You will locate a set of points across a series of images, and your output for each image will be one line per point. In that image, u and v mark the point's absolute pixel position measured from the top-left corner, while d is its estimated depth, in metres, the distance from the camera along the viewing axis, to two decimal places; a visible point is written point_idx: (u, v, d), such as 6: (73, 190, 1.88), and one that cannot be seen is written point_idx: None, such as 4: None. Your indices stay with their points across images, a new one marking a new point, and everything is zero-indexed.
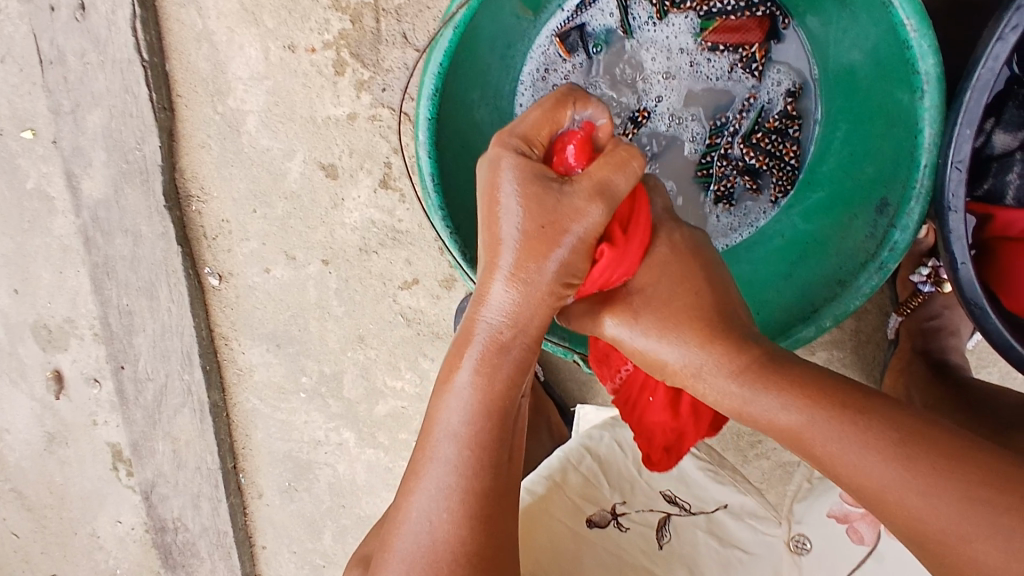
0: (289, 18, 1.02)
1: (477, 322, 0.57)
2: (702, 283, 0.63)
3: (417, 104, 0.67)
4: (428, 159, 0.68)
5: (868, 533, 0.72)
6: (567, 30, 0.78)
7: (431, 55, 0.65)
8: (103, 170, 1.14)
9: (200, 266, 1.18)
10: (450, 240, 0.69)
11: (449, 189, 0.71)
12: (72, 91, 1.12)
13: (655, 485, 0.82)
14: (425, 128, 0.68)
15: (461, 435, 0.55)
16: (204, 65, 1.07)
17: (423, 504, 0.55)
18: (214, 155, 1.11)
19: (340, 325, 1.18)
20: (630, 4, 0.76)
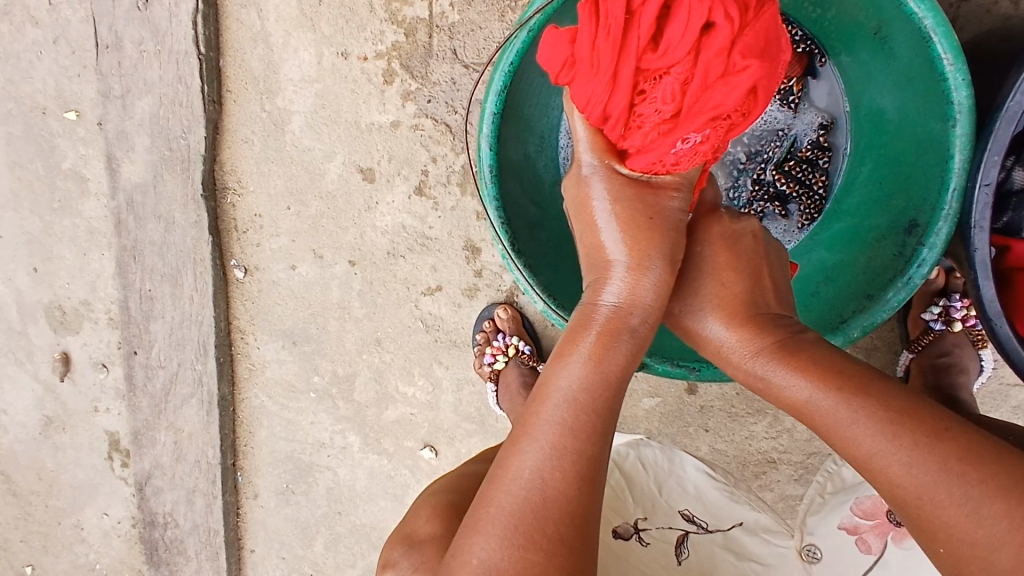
0: (346, 27, 1.07)
1: (591, 308, 0.63)
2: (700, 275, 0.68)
3: (483, 98, 0.73)
4: (488, 151, 0.75)
5: (874, 543, 0.80)
6: None
7: (503, 54, 0.70)
8: (144, 156, 1.18)
9: (228, 257, 1.21)
10: (501, 229, 0.76)
11: (506, 184, 0.79)
12: (124, 77, 1.15)
13: (676, 503, 0.84)
14: (489, 121, 0.74)
15: (572, 397, 0.57)
16: (257, 64, 1.11)
17: (532, 457, 0.55)
18: (255, 150, 1.15)
19: (358, 326, 1.20)
20: None
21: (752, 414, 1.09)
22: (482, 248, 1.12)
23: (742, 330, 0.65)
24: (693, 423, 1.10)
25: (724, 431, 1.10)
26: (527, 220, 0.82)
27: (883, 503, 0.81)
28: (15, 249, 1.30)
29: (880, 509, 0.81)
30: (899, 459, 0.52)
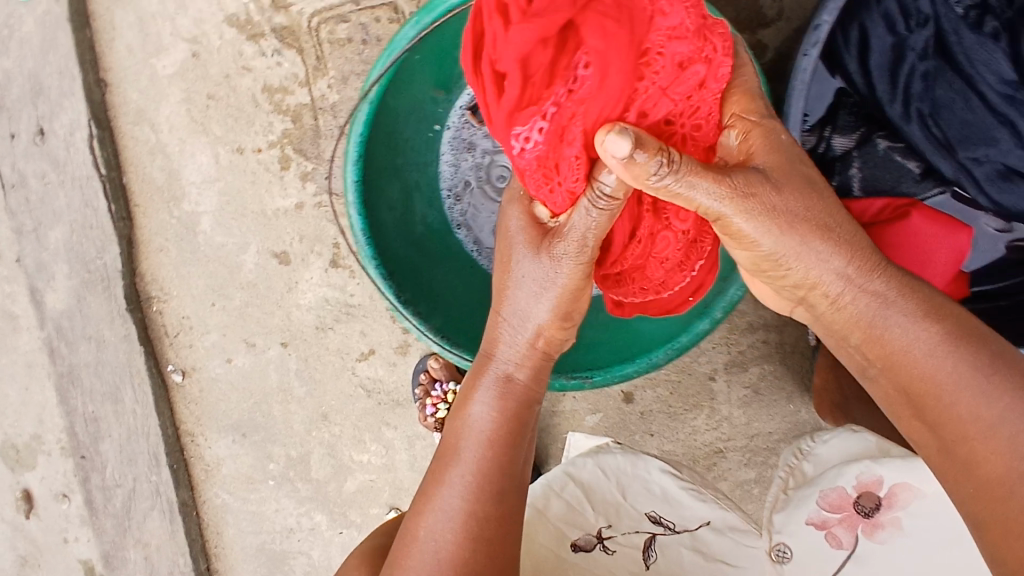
0: (235, 125, 1.11)
1: (489, 362, 0.77)
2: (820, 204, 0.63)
3: (343, 170, 0.74)
4: (358, 216, 0.76)
5: (845, 537, 0.78)
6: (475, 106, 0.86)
7: (353, 127, 0.74)
8: (64, 283, 1.19)
9: (164, 364, 1.23)
10: (387, 288, 0.75)
11: (384, 247, 0.79)
12: (34, 212, 1.16)
13: (641, 506, 0.86)
14: (353, 190, 0.75)
15: (474, 450, 0.72)
16: (158, 175, 1.15)
17: (449, 499, 0.69)
18: (171, 257, 1.18)
19: (303, 405, 1.22)
20: None
21: (689, 409, 1.12)
22: None
23: (856, 276, 0.62)
24: (638, 430, 1.14)
25: (669, 432, 1.13)
26: (411, 276, 0.81)
27: (851, 495, 0.79)
28: None
29: (847, 501, 0.79)
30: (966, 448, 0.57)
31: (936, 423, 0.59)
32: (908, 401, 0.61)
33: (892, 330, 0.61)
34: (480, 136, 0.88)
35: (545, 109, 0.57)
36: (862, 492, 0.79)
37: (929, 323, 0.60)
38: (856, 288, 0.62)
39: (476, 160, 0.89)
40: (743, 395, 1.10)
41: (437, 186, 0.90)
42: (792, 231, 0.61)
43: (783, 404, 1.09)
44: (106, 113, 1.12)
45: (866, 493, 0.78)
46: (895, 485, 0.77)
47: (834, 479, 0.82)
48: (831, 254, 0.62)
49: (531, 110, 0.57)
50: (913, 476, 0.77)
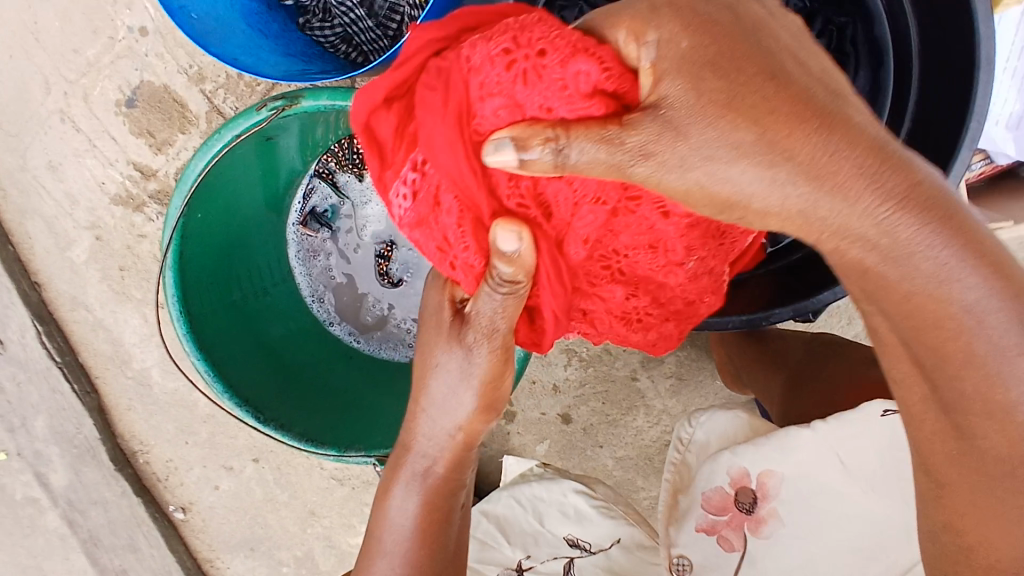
0: (150, 284, 1.22)
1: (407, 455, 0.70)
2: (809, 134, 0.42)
3: (171, 328, 0.76)
4: (201, 361, 0.78)
5: (735, 539, 0.76)
6: (305, 218, 0.92)
7: (165, 284, 0.75)
8: (61, 461, 1.32)
9: (165, 506, 1.34)
10: (243, 414, 0.80)
11: (235, 376, 0.82)
12: (16, 409, 1.29)
13: (559, 531, 0.91)
14: (188, 343, 0.76)
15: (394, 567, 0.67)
16: (105, 346, 1.26)
17: None
18: (139, 412, 1.29)
19: (291, 508, 1.31)
20: (337, 179, 0.91)
21: (626, 412, 1.14)
22: None
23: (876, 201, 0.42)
24: (586, 445, 1.16)
25: (616, 440, 1.15)
26: (270, 390, 0.85)
27: (729, 492, 0.78)
28: None
29: (728, 500, 0.78)
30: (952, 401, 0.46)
31: (940, 376, 0.46)
32: (905, 336, 0.46)
33: (915, 263, 0.43)
34: (321, 241, 0.94)
35: (401, 169, 0.58)
36: (738, 489, 0.78)
37: (968, 269, 0.43)
38: (857, 219, 0.43)
39: (325, 262, 0.95)
40: (670, 384, 1.12)
41: (300, 295, 0.96)
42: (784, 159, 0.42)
43: (710, 382, 1.11)
44: (46, 310, 1.24)
45: (741, 488, 0.78)
46: (763, 474, 0.78)
47: (709, 478, 0.81)
48: (809, 193, 0.43)
49: (389, 173, 0.59)
50: (776, 461, 0.77)
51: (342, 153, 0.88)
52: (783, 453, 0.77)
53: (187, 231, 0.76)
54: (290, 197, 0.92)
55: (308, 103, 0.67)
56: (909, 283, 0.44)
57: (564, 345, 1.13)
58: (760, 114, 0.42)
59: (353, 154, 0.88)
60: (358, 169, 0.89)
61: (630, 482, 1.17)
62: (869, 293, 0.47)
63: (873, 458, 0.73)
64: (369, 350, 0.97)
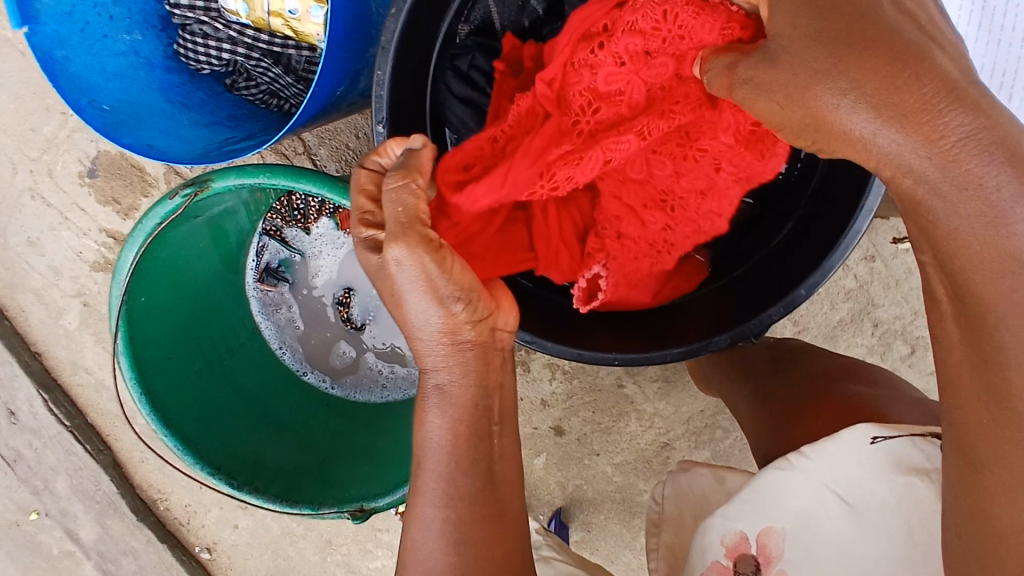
0: None
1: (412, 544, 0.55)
2: (882, 56, 0.42)
3: (133, 407, 0.77)
4: (167, 435, 0.78)
5: None
6: (261, 275, 0.95)
7: (121, 366, 0.77)
8: (87, 516, 1.37)
9: (191, 547, 1.38)
10: (217, 480, 0.80)
11: (207, 444, 0.83)
12: (38, 472, 1.35)
13: None
14: (151, 419, 0.78)
15: None
16: (110, 404, 1.31)
17: None
18: (153, 462, 1.34)
19: (309, 540, 1.34)
20: (286, 235, 0.93)
21: (618, 419, 1.13)
22: None
23: (917, 120, 0.41)
24: (583, 455, 1.16)
25: (611, 446, 1.15)
26: (245, 455, 0.86)
27: (727, 565, 0.69)
28: None
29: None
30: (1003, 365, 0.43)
31: (977, 340, 0.44)
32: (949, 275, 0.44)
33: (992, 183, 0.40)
34: (281, 294, 0.96)
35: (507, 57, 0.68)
36: (737, 558, 0.69)
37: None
38: (912, 137, 0.41)
39: (288, 315, 0.97)
40: (658, 387, 1.11)
41: (269, 349, 0.97)
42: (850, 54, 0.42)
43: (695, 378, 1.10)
44: (49, 377, 1.31)
45: (741, 558, 0.68)
46: (762, 535, 0.68)
47: (701, 553, 0.72)
48: (855, 108, 0.42)
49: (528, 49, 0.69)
50: (772, 517, 0.68)
51: (286, 211, 0.92)
52: (774, 503, 0.68)
53: (134, 310, 0.78)
54: (245, 258, 0.95)
55: (219, 185, 0.71)
56: (926, 196, 0.42)
57: (546, 360, 1.14)
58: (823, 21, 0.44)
59: (297, 210, 0.91)
60: (305, 223, 0.92)
61: (633, 487, 1.16)
62: (918, 233, 0.45)
63: (877, 488, 0.65)
64: (342, 394, 0.97)
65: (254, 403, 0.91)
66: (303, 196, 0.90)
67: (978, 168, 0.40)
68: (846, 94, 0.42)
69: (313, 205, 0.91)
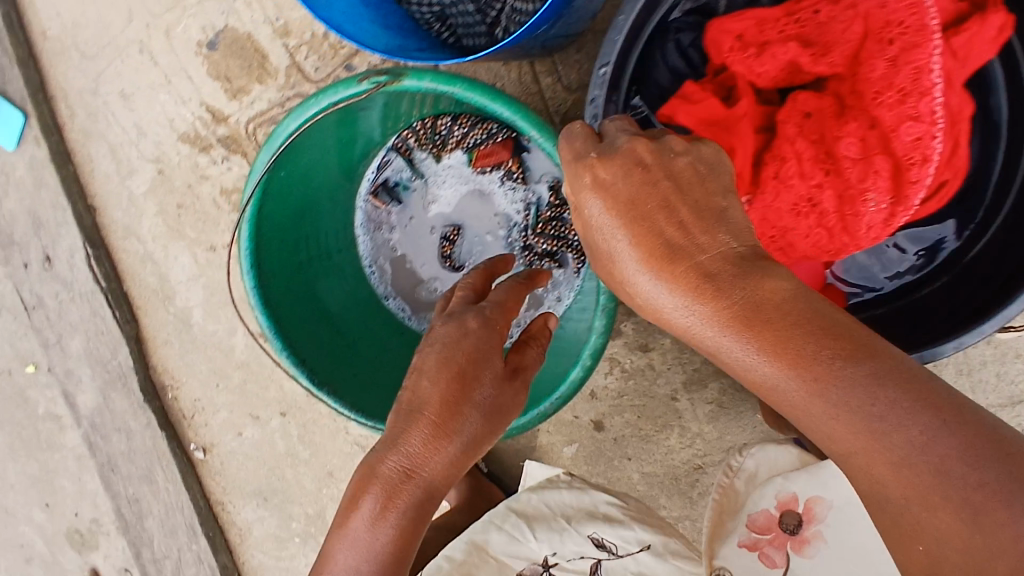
0: (205, 227, 1.23)
1: (406, 420, 0.70)
2: (706, 267, 0.54)
3: (239, 278, 0.78)
4: (263, 315, 0.78)
5: (776, 555, 0.82)
6: (377, 188, 0.93)
7: (239, 234, 0.77)
8: (91, 384, 1.33)
9: (186, 443, 1.36)
10: (297, 372, 0.78)
11: (295, 334, 0.82)
12: (54, 326, 1.31)
13: (585, 528, 0.89)
14: (252, 295, 0.78)
15: (368, 519, 0.66)
16: (152, 279, 1.28)
17: (350, 542, 0.67)
18: (176, 348, 1.31)
19: (310, 467, 1.32)
20: (413, 156, 0.91)
21: (660, 430, 1.13)
22: None
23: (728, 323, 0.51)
24: (615, 455, 1.16)
25: (645, 454, 1.14)
26: (322, 358, 0.84)
27: (774, 515, 0.85)
28: (27, 493, 1.49)
29: (773, 522, 0.85)
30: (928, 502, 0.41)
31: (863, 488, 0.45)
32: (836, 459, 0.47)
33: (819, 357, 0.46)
34: (387, 214, 0.94)
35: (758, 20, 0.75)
36: (785, 511, 0.85)
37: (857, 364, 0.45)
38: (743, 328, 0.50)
39: (389, 235, 0.95)
40: (709, 410, 1.11)
41: (360, 262, 0.96)
42: (675, 273, 0.54)
43: (751, 414, 1.09)
44: (98, 234, 1.27)
45: (788, 512, 0.85)
46: (810, 500, 0.85)
47: (755, 502, 0.88)
48: (706, 321, 0.52)
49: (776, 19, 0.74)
50: (824, 489, 0.84)
51: (422, 135, 0.89)
52: (829, 483, 0.84)
53: (268, 185, 0.78)
54: (366, 167, 0.93)
55: (410, 81, 0.73)
56: (785, 385, 0.48)
57: (609, 353, 1.13)
58: (640, 241, 0.56)
59: (432, 137, 0.88)
60: (436, 150, 0.89)
61: (653, 499, 1.16)
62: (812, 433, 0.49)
63: None
64: (418, 327, 0.95)
65: (339, 309, 0.90)
66: (448, 121, 0.87)
67: (792, 338, 0.48)
68: (674, 296, 0.54)
69: (450, 137, 0.88)
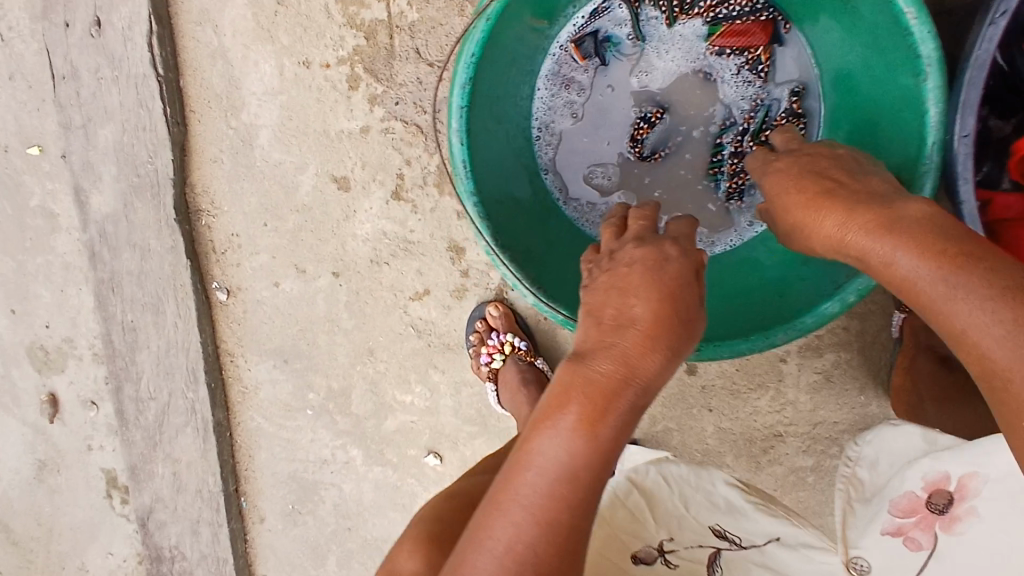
0: (305, 35, 1.03)
1: (612, 316, 0.62)
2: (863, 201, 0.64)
3: (448, 93, 0.73)
4: (460, 147, 0.75)
5: (923, 539, 0.76)
6: (582, 37, 0.87)
7: (463, 46, 0.71)
8: (112, 185, 1.13)
9: (208, 280, 1.18)
10: (478, 218, 0.74)
11: (480, 177, 0.78)
12: (84, 106, 1.10)
13: (705, 519, 0.88)
14: (457, 116, 0.74)
15: (565, 426, 0.59)
16: (218, 82, 1.07)
17: (545, 452, 0.59)
18: (225, 170, 1.12)
19: (349, 339, 1.18)
20: (640, 13, 0.85)
21: (754, 388, 1.07)
22: (466, 248, 1.08)
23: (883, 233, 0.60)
24: (696, 404, 1.09)
25: (728, 408, 1.09)
26: (495, 209, 0.81)
27: (920, 496, 0.79)
28: None
29: (918, 504, 0.79)
30: (1014, 334, 0.49)
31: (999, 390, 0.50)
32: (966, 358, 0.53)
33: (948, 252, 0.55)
34: (580, 72, 0.88)
35: None
36: (933, 490, 0.78)
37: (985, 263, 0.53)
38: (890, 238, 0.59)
39: (575, 94, 0.89)
40: (812, 380, 1.06)
41: (532, 112, 0.89)
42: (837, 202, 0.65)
43: (853, 394, 1.05)
44: (167, 11, 1.06)
45: (936, 491, 0.78)
46: (965, 476, 0.76)
47: (901, 485, 0.83)
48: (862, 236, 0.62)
49: None
50: (981, 464, 0.75)
51: None
52: (988, 454, 0.75)
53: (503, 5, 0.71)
54: (573, 10, 0.86)
55: None
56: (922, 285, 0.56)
57: None
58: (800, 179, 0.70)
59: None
60: (676, 11, 0.85)
61: (718, 456, 1.11)
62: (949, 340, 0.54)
63: None
64: (572, 215, 0.91)
65: (509, 160, 0.86)
66: None
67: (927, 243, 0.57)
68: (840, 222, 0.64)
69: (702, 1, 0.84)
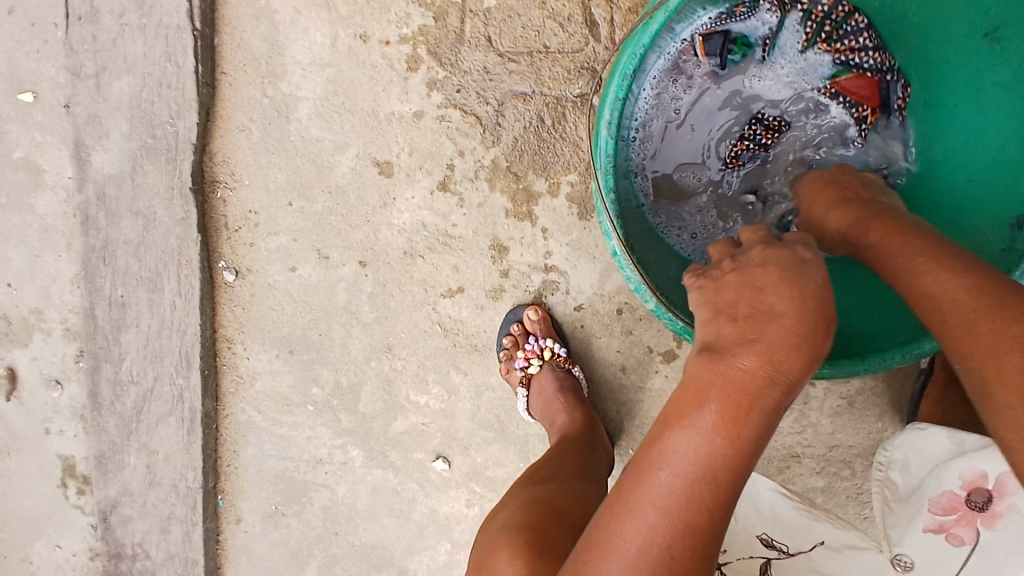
0: (367, 8, 1.00)
1: (752, 293, 0.54)
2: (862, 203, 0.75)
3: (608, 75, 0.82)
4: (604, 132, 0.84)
5: (966, 533, 0.71)
6: (714, 32, 0.86)
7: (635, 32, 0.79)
8: (120, 144, 1.04)
9: (215, 258, 1.09)
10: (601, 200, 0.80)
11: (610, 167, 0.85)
12: (100, 53, 1.02)
13: (754, 528, 0.77)
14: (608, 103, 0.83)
15: (705, 418, 0.50)
16: (258, 44, 1.01)
17: (679, 446, 0.50)
18: (252, 140, 1.04)
19: (367, 333, 1.11)
20: (781, 27, 0.86)
21: None
22: (509, 248, 1.04)
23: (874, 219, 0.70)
24: None
25: None
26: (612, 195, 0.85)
27: (959, 494, 0.74)
28: None
29: (958, 502, 0.73)
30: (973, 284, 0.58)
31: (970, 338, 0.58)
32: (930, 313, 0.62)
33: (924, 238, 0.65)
34: (696, 67, 0.88)
35: None
36: (971, 489, 0.73)
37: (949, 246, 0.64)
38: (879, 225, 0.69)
39: (683, 86, 0.88)
40: (835, 405, 1.08)
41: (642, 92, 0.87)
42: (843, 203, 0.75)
43: (872, 420, 1.08)
44: None
45: (974, 490, 0.73)
46: (1002, 475, 0.72)
47: (936, 485, 0.77)
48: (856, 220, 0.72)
49: None
50: None
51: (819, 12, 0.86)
52: None
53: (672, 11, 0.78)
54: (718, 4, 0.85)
55: None
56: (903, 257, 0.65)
57: None
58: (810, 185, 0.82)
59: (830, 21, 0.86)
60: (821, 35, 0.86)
61: None
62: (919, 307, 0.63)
63: None
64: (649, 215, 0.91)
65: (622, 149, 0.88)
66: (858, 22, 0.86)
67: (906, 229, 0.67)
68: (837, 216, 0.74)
69: (848, 37, 0.86)
